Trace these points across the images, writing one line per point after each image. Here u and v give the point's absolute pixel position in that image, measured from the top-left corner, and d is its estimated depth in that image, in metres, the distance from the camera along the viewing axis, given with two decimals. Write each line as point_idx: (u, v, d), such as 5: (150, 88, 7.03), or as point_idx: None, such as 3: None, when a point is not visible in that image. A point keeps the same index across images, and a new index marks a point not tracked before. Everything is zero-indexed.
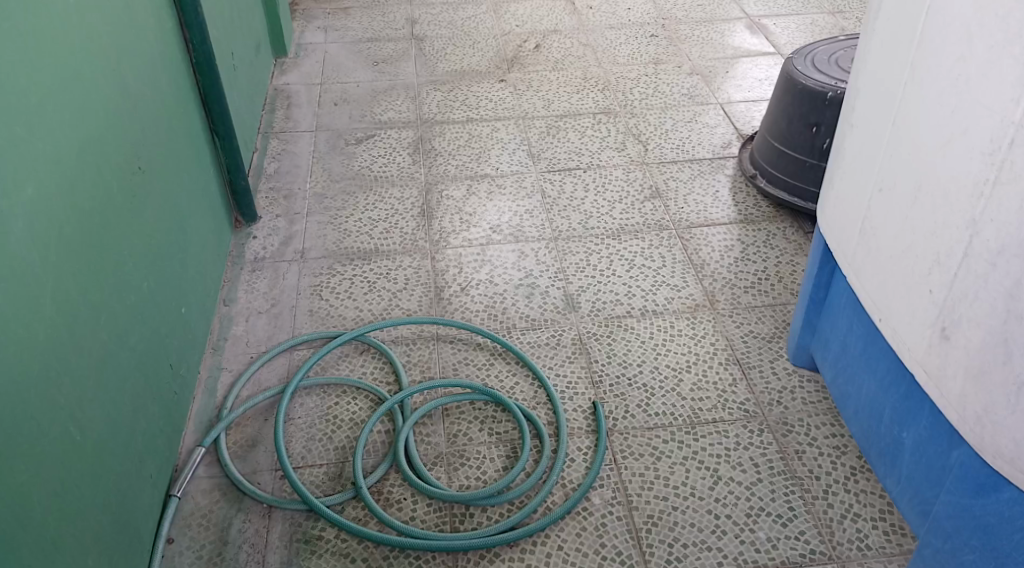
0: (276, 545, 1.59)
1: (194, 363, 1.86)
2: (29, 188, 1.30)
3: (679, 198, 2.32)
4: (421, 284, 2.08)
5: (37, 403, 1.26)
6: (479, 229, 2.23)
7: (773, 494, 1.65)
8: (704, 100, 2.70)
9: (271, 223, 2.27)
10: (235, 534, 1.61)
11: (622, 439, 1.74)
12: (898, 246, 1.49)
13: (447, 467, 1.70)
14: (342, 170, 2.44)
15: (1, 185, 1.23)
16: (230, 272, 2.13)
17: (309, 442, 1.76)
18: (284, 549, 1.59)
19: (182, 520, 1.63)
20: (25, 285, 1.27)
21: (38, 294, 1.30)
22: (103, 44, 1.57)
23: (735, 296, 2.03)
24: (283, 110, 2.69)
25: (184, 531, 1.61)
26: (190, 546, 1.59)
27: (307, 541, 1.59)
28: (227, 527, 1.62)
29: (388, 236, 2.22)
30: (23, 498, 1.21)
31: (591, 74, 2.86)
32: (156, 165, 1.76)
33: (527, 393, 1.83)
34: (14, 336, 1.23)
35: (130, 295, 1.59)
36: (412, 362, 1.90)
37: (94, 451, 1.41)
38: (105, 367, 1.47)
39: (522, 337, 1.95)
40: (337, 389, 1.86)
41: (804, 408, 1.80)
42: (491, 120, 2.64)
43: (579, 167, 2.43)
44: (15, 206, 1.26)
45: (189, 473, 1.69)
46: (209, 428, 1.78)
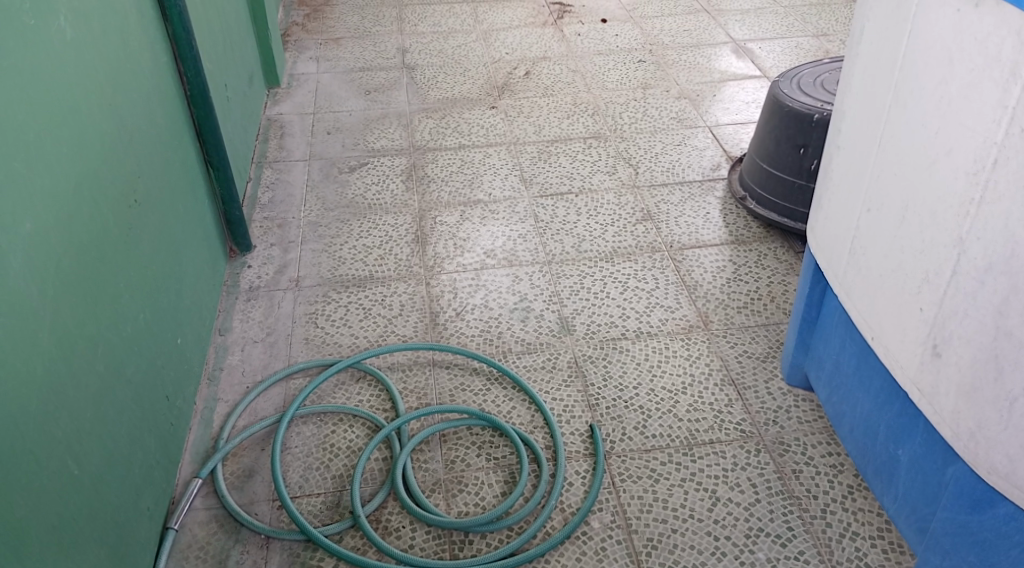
0: None
1: (190, 394, 1.86)
2: (27, 223, 1.31)
3: (670, 220, 2.34)
4: (416, 311, 2.09)
5: (35, 437, 1.26)
6: (473, 254, 2.24)
7: (771, 514, 1.65)
8: (693, 123, 2.73)
9: (266, 253, 2.28)
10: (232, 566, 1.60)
11: (620, 462, 1.75)
12: (887, 265, 1.51)
13: (445, 494, 1.70)
14: (335, 198, 2.45)
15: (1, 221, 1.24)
16: (225, 302, 2.13)
17: (306, 471, 1.76)
18: None
19: (179, 553, 1.62)
20: (25, 318, 1.28)
21: (37, 329, 1.30)
22: (100, 79, 1.59)
23: (729, 317, 2.04)
24: (276, 139, 2.70)
25: (182, 564, 1.60)
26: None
27: None
28: (225, 559, 1.61)
29: (382, 262, 2.23)
30: (22, 534, 1.20)
31: (581, 99, 2.89)
32: (152, 198, 1.77)
33: (524, 418, 1.84)
34: (14, 371, 1.23)
35: (126, 328, 1.59)
36: (409, 390, 1.91)
37: (91, 484, 1.41)
38: (101, 399, 1.47)
39: (518, 361, 1.95)
40: (334, 417, 1.86)
41: (799, 427, 1.80)
42: (483, 146, 2.66)
43: (570, 192, 2.45)
44: (13, 241, 1.27)
45: (187, 504, 1.68)
46: (205, 459, 1.78)
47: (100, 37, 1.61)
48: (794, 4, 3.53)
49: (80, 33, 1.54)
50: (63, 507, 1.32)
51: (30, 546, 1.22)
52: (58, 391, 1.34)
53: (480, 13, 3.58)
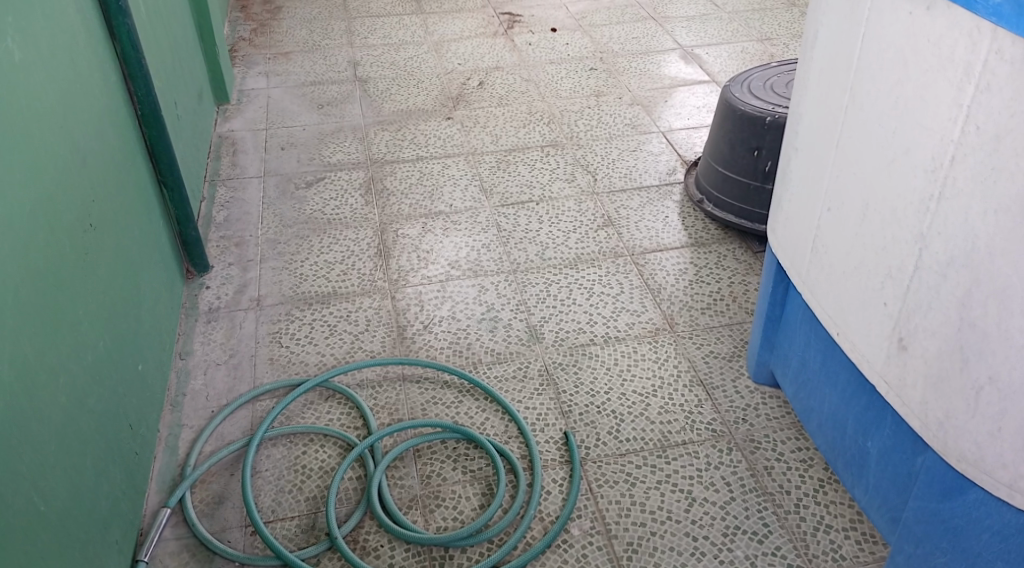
0: None
1: (153, 422, 1.81)
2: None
3: (631, 225, 2.36)
4: (383, 325, 2.07)
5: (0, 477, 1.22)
6: (437, 266, 2.23)
7: (746, 512, 1.67)
8: (647, 129, 2.77)
9: (224, 273, 2.23)
10: None
11: (596, 467, 1.75)
12: (850, 262, 1.55)
13: (423, 510, 1.69)
14: (293, 215, 2.42)
15: None
16: (184, 325, 2.08)
17: (278, 494, 1.72)
18: None
19: None
20: None
21: None
22: (50, 101, 1.54)
23: (694, 318, 2.07)
24: (228, 156, 2.65)
25: None
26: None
27: None
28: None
29: (345, 277, 2.21)
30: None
31: (536, 108, 2.90)
32: (107, 222, 1.72)
33: (498, 428, 1.83)
34: None
35: (86, 358, 1.54)
36: (379, 406, 1.89)
37: (58, 521, 1.36)
38: (66, 431, 1.42)
39: (489, 372, 1.95)
40: (304, 438, 1.83)
41: (768, 424, 1.84)
42: (440, 157, 2.65)
43: (531, 200, 2.46)
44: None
45: (156, 535, 1.64)
46: (173, 487, 1.74)
47: (48, 57, 1.57)
48: (737, 10, 3.61)
49: (29, 54, 1.50)
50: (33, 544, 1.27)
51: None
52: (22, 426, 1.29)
53: (429, 24, 3.58)
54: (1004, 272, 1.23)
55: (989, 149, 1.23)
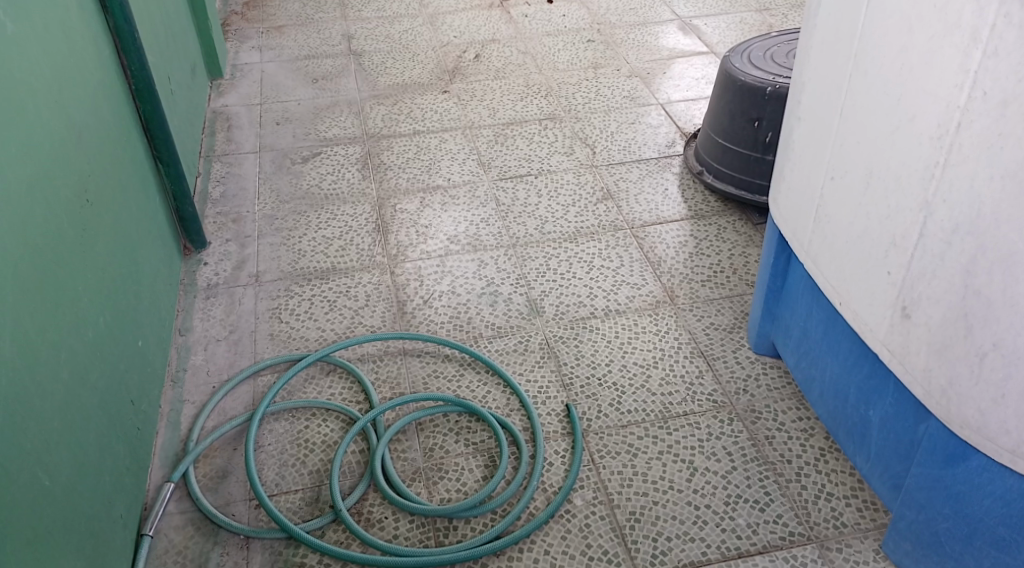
0: None
1: (155, 398, 1.81)
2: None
3: (630, 198, 2.36)
4: (383, 300, 2.06)
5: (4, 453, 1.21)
6: (436, 240, 2.22)
7: (748, 481, 1.68)
8: (645, 101, 2.75)
9: (222, 249, 2.22)
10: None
11: (598, 439, 1.76)
12: (853, 231, 1.55)
13: (426, 482, 1.70)
14: (290, 190, 2.40)
15: None
16: (183, 301, 2.08)
17: (282, 468, 1.73)
18: None
19: (156, 559, 1.58)
20: None
21: None
22: (45, 75, 1.53)
23: (694, 290, 2.07)
24: (223, 132, 2.63)
25: None
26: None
27: None
28: (205, 562, 1.58)
29: (344, 253, 2.20)
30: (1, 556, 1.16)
31: (533, 81, 2.88)
32: (104, 199, 1.71)
33: (499, 401, 1.83)
34: None
35: (88, 335, 1.53)
36: (381, 380, 1.89)
37: (64, 496, 1.35)
38: (69, 407, 1.42)
39: (490, 345, 1.95)
40: (307, 412, 1.84)
41: (769, 394, 1.84)
42: (438, 131, 2.64)
43: (530, 174, 2.45)
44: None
45: (160, 509, 1.64)
46: (176, 462, 1.74)
47: (42, 31, 1.55)
48: None
49: (22, 27, 1.48)
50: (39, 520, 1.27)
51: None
52: (25, 401, 1.29)
53: None
54: (1011, 239, 1.23)
55: (995, 115, 1.23)
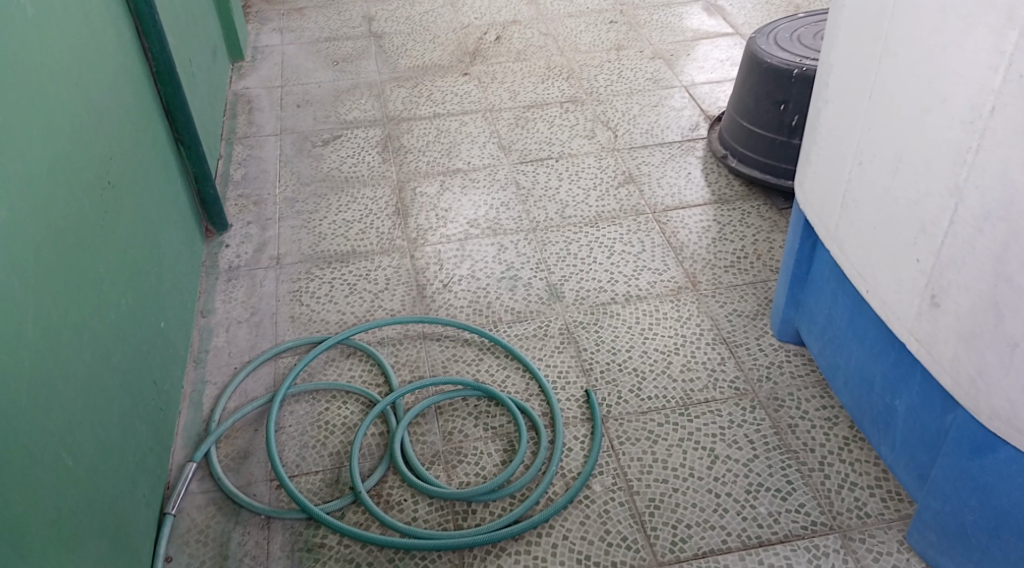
0: (278, 555, 1.58)
1: (177, 378, 1.82)
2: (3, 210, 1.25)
3: (652, 182, 2.33)
4: (403, 284, 2.06)
5: (28, 431, 1.22)
6: (456, 224, 2.21)
7: (770, 469, 1.66)
8: (668, 83, 2.72)
9: (243, 231, 2.23)
10: (235, 548, 1.59)
11: (618, 425, 1.75)
12: (881, 217, 1.52)
13: (445, 466, 1.70)
14: (311, 173, 2.40)
15: None
16: (205, 283, 2.09)
17: (302, 449, 1.74)
18: (287, 559, 1.57)
19: (178, 538, 1.60)
20: (8, 306, 1.23)
21: (20, 317, 1.25)
22: (65, 57, 1.53)
23: (716, 276, 2.05)
24: (244, 115, 2.63)
25: (181, 549, 1.59)
26: (189, 563, 1.57)
27: (309, 550, 1.58)
28: (226, 542, 1.60)
29: (364, 236, 2.19)
30: (23, 535, 1.16)
31: (554, 63, 2.85)
32: (125, 183, 1.71)
33: (519, 386, 1.83)
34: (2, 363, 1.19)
35: (109, 317, 1.54)
36: (401, 363, 1.89)
37: (87, 476, 1.37)
38: (91, 388, 1.43)
39: (509, 330, 1.94)
40: (327, 394, 1.84)
41: (792, 382, 1.82)
42: (458, 114, 2.62)
43: (550, 157, 2.43)
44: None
45: (182, 489, 1.66)
46: (198, 442, 1.76)
47: (62, 13, 1.54)
48: None
49: (42, 9, 1.47)
50: (62, 499, 1.28)
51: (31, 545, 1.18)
52: (47, 381, 1.29)
53: None
54: None
55: None
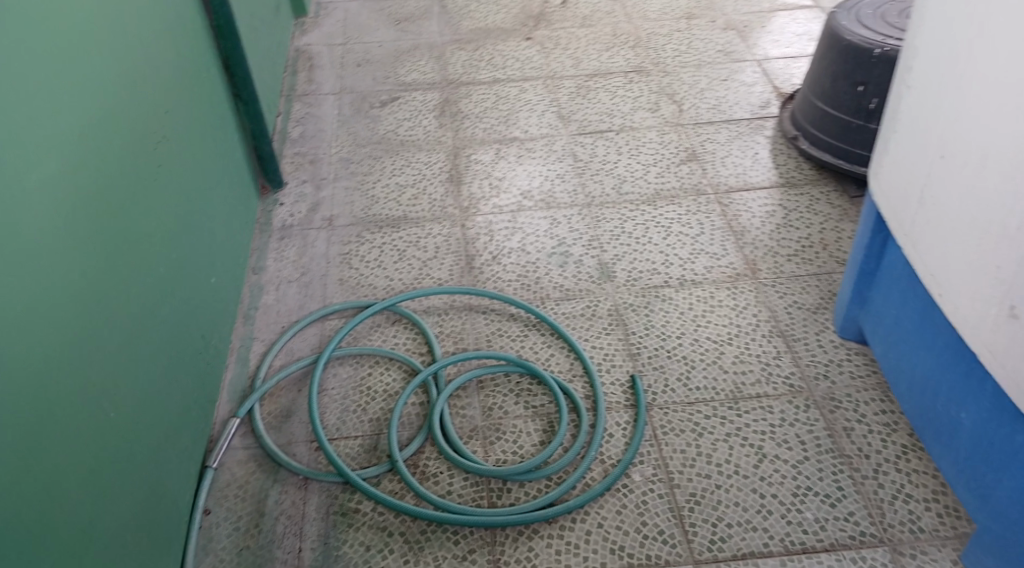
0: (313, 517, 1.59)
1: (226, 333, 1.83)
2: (52, 159, 1.24)
3: (716, 160, 2.24)
4: (452, 253, 2.02)
5: (70, 384, 1.22)
6: (509, 195, 2.16)
7: (820, 474, 1.60)
8: (739, 57, 2.61)
9: (298, 190, 2.22)
10: (272, 505, 1.61)
11: (662, 414, 1.70)
12: (962, 216, 1.42)
13: (483, 441, 1.67)
14: (367, 134, 2.37)
15: (27, 159, 1.18)
16: (258, 240, 2.08)
17: (343, 413, 1.74)
18: (322, 521, 1.58)
19: (219, 491, 1.63)
20: (54, 260, 1.22)
21: (67, 271, 1.25)
22: (124, 10, 1.50)
23: (778, 265, 1.97)
24: (305, 72, 2.61)
25: (221, 502, 1.61)
26: (227, 517, 1.59)
27: (344, 514, 1.59)
28: (264, 498, 1.62)
29: (416, 202, 2.16)
30: (55, 489, 1.16)
31: (622, 30, 2.76)
32: (181, 141, 1.70)
33: (563, 365, 1.79)
34: (46, 317, 1.19)
35: (158, 277, 1.54)
36: (445, 334, 1.86)
37: (128, 430, 1.37)
38: (135, 345, 1.43)
39: (557, 308, 1.89)
40: (370, 360, 1.83)
41: (852, 383, 1.74)
42: (518, 80, 2.55)
43: (610, 129, 2.35)
44: (37, 176, 1.20)
45: (224, 443, 1.68)
46: (243, 398, 1.77)
47: None
48: None
49: None
50: (99, 453, 1.28)
51: (63, 500, 1.18)
52: (89, 336, 1.29)
53: None
54: None
55: None
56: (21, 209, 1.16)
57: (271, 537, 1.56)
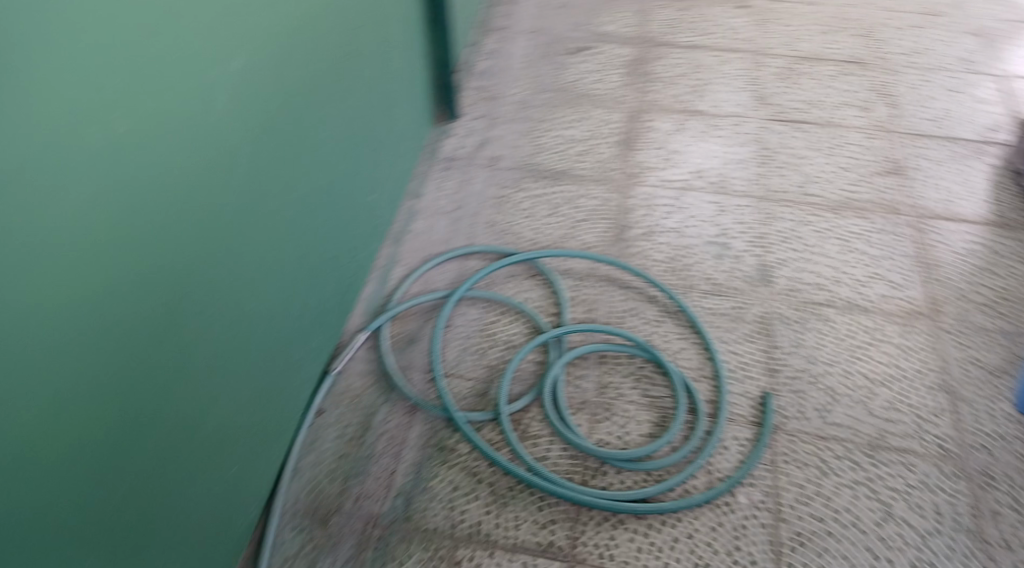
0: (413, 444, 1.59)
1: (374, 249, 1.83)
2: (236, 58, 1.19)
3: (922, 179, 2.01)
4: (605, 220, 1.92)
5: (209, 280, 1.20)
6: (681, 171, 2.03)
7: (950, 553, 1.42)
8: (977, 68, 2.31)
9: (469, 125, 2.18)
10: (378, 422, 1.62)
11: (789, 441, 1.55)
12: None
13: (590, 417, 1.60)
14: (551, 79, 2.29)
15: (217, 46, 1.15)
16: (422, 165, 2.07)
17: (461, 353, 1.71)
18: (419, 451, 1.58)
19: (336, 395, 1.65)
20: (223, 153, 1.19)
21: (232, 167, 1.22)
22: None
23: (963, 311, 1.74)
24: (504, 6, 2.56)
25: (335, 406, 1.64)
26: (337, 422, 1.62)
27: (440, 449, 1.58)
28: (373, 413, 1.63)
29: (582, 158, 2.07)
30: (140, 419, 1.10)
31: (850, 15, 2.51)
32: (355, 80, 1.63)
33: (692, 362, 1.67)
34: (202, 210, 1.16)
35: (299, 217, 1.47)
36: (578, 299, 1.78)
37: (258, 332, 1.37)
38: (259, 283, 1.35)
39: (702, 301, 1.77)
40: (499, 307, 1.78)
41: (1015, 464, 1.52)
42: (722, 49, 2.38)
43: (808, 121, 2.15)
44: (218, 74, 1.15)
45: (349, 352, 1.70)
46: (375, 314, 1.77)
47: None
48: None
49: None
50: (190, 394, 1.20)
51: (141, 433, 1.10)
52: (216, 265, 1.22)
53: None
54: None
55: None
56: (196, 104, 1.11)
57: (371, 452, 1.58)
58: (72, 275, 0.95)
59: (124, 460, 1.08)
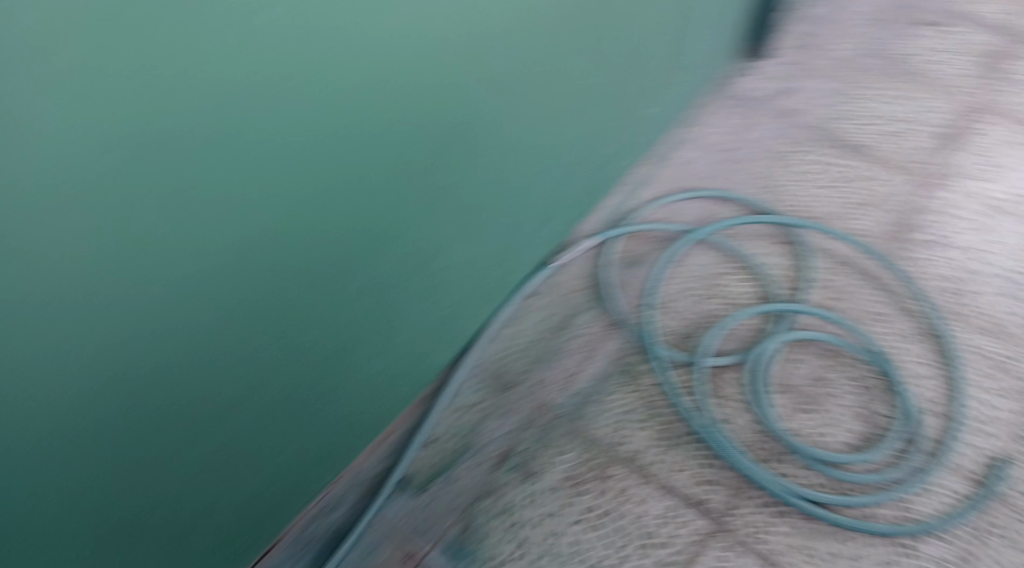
0: (602, 355, 1.66)
1: (634, 158, 1.90)
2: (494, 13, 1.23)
3: None
4: (894, 211, 1.82)
5: (397, 215, 1.25)
6: (997, 186, 1.86)
7: None
8: None
9: (780, 68, 2.18)
10: (578, 323, 1.71)
11: (1012, 518, 1.40)
12: None
13: (792, 402, 1.55)
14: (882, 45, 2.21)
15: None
16: (715, 96, 2.10)
17: (682, 290, 1.74)
18: (608, 363, 1.65)
19: (548, 286, 1.76)
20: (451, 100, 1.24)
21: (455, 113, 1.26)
22: None
23: None
24: None
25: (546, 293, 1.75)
26: (543, 307, 1.73)
27: (626, 372, 1.63)
28: (574, 314, 1.72)
29: (892, 139, 1.97)
30: (263, 332, 1.12)
31: None
32: (625, 39, 1.63)
33: (930, 393, 1.54)
34: (406, 151, 1.20)
35: (505, 143, 1.43)
36: (826, 284, 1.71)
37: (440, 266, 1.43)
38: (422, 205, 1.30)
39: (971, 338, 1.61)
40: (737, 262, 1.77)
41: None
42: None
43: None
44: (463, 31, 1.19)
45: (575, 251, 1.79)
46: (612, 225, 1.86)
47: None
48: None
49: None
50: (317, 288, 1.17)
51: (236, 325, 1.07)
52: (368, 179, 1.16)
53: None
54: None
55: None
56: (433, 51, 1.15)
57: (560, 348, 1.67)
58: (225, 192, 0.96)
59: (213, 369, 1.08)
